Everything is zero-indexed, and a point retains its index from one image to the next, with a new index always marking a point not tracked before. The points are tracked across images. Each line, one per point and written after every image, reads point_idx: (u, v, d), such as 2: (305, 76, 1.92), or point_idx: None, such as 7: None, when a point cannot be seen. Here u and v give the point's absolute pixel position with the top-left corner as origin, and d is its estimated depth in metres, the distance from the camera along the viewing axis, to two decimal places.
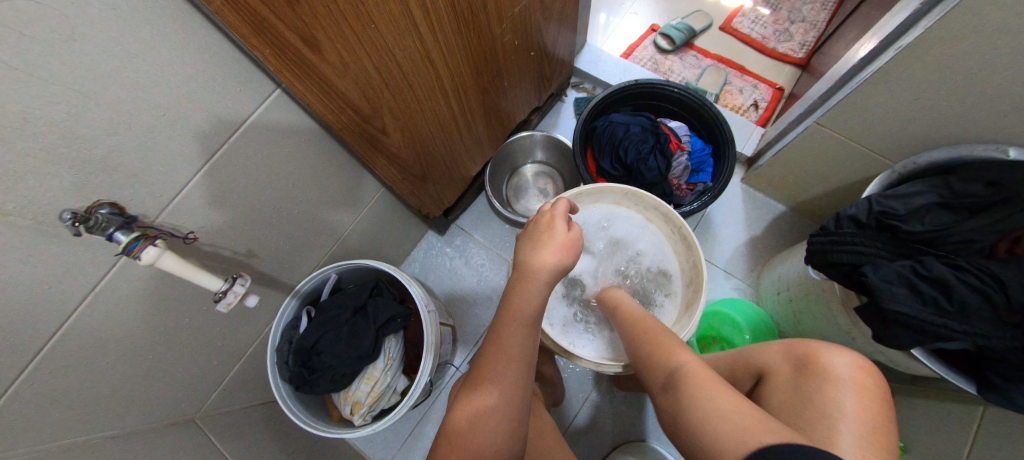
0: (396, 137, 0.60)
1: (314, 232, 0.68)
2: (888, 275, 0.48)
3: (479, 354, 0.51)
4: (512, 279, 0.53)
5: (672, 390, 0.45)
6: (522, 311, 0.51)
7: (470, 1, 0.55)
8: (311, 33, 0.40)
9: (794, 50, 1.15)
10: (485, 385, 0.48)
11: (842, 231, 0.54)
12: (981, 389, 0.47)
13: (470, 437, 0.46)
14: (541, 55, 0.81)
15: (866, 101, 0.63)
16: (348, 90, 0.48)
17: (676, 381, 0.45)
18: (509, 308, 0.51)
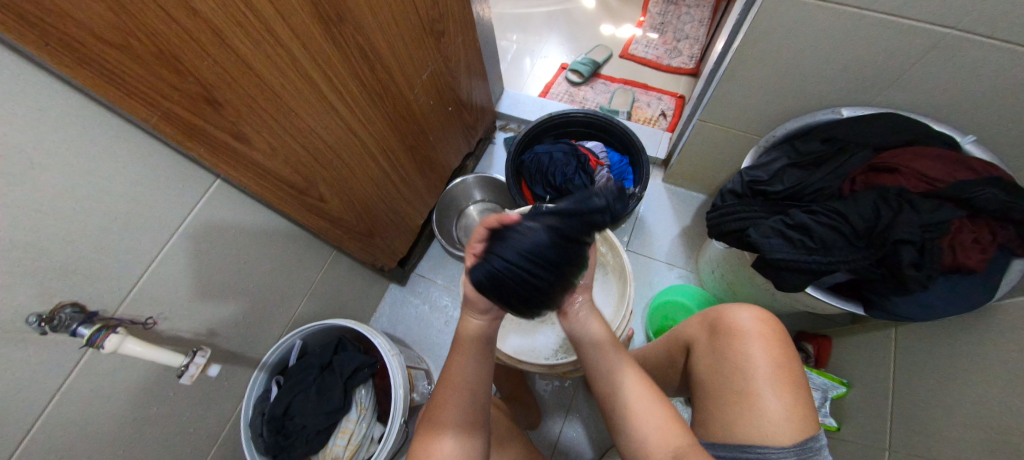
0: (334, 201, 0.67)
1: (274, 301, 0.72)
2: (765, 231, 0.57)
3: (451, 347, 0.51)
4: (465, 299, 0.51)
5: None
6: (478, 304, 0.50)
7: (379, 79, 0.66)
8: (238, 125, 0.48)
9: (685, 63, 1.32)
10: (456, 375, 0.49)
11: (728, 203, 0.64)
12: (866, 309, 0.55)
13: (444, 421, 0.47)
14: (459, 108, 0.93)
15: (728, 93, 0.76)
16: (280, 168, 0.56)
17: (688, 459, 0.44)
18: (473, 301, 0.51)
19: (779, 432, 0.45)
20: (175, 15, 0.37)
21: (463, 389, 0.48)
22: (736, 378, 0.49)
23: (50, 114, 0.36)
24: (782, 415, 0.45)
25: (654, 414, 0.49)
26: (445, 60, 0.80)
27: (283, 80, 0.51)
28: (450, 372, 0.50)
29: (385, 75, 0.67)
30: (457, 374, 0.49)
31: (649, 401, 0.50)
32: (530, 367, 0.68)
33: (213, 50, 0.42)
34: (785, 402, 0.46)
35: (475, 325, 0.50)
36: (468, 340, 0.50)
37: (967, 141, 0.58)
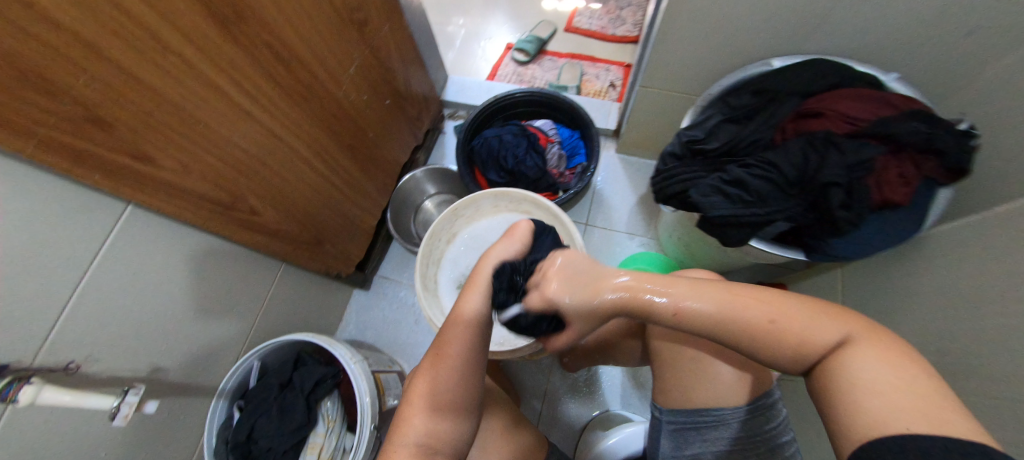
0: (269, 212, 0.64)
1: (225, 324, 0.68)
2: (705, 189, 0.57)
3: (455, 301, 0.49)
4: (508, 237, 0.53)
5: (855, 397, 0.33)
6: (487, 265, 0.50)
7: (298, 78, 0.62)
8: (137, 144, 0.44)
9: (630, 31, 1.31)
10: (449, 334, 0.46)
11: (669, 167, 0.64)
12: (807, 254, 0.56)
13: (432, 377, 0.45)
14: (398, 99, 0.89)
15: (665, 57, 0.75)
16: (198, 185, 0.52)
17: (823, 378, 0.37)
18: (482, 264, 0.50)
19: (738, 390, 0.47)
20: (29, 27, 0.33)
21: (456, 349, 0.46)
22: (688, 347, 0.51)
23: None
24: (732, 376, 0.48)
25: (780, 322, 0.39)
26: (373, 51, 0.77)
27: (182, 89, 0.47)
28: (454, 314, 0.47)
29: (304, 73, 0.63)
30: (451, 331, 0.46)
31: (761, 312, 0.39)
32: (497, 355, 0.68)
33: (89, 64, 0.38)
34: (737, 364, 0.48)
35: (482, 284, 0.49)
36: (485, 277, 0.49)
37: (891, 79, 0.59)
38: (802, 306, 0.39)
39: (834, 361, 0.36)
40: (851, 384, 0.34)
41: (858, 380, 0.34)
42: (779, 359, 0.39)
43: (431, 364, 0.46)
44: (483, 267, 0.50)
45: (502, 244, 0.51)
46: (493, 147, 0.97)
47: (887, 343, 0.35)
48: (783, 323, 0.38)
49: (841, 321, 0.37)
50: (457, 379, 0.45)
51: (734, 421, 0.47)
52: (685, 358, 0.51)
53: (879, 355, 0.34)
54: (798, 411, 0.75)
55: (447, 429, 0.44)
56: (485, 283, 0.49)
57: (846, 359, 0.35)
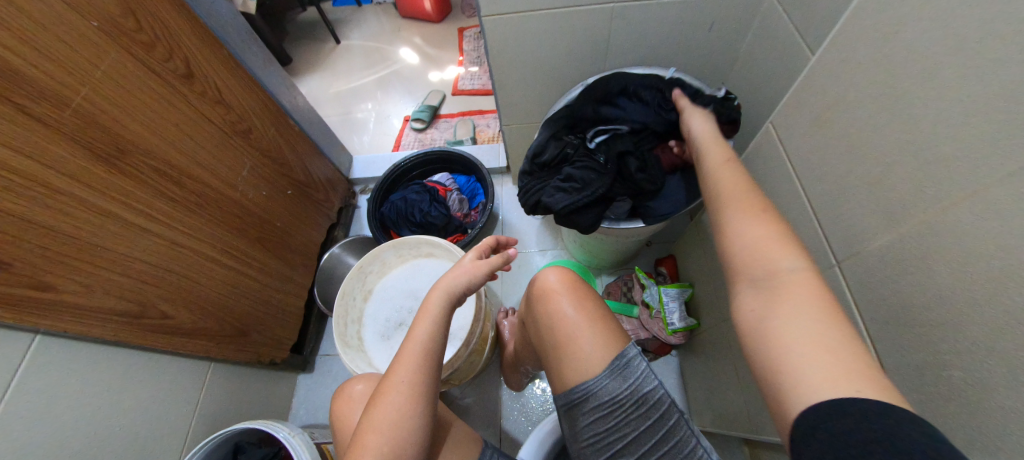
0: (183, 313, 0.69)
1: (158, 436, 0.69)
2: (549, 192, 0.70)
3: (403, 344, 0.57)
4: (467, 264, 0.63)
5: (793, 357, 0.36)
6: (430, 304, 0.59)
7: (190, 190, 0.71)
8: (38, 275, 0.50)
9: None
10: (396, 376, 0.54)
11: (525, 184, 0.76)
12: (643, 220, 0.69)
13: (381, 417, 0.51)
14: (300, 188, 1.00)
15: (511, 99, 0.91)
16: (104, 301, 0.58)
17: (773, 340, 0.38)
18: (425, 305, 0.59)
19: (591, 367, 0.55)
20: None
21: (405, 388, 0.53)
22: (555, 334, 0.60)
23: None
24: (588, 349, 0.56)
25: (750, 222, 0.44)
26: (264, 154, 0.88)
27: (79, 220, 0.54)
28: (401, 356, 0.55)
29: (195, 184, 0.72)
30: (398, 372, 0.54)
31: (746, 219, 0.45)
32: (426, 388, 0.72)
33: None
34: (591, 338, 0.57)
35: (423, 328, 0.57)
36: (432, 310, 0.58)
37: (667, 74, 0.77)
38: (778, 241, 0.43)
39: (783, 309, 0.38)
40: (786, 348, 0.37)
41: (814, 347, 0.35)
42: (755, 287, 0.41)
43: (379, 406, 0.52)
44: (430, 300, 0.59)
45: (449, 276, 0.61)
46: (399, 207, 1.08)
47: (819, 312, 0.37)
48: (748, 218, 0.45)
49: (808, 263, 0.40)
50: (408, 397, 0.53)
51: (602, 391, 0.54)
52: (553, 355, 0.60)
53: (829, 315, 0.37)
54: (709, 358, 0.84)
55: (400, 439, 0.50)
56: (432, 313, 0.58)
57: (806, 322, 0.37)
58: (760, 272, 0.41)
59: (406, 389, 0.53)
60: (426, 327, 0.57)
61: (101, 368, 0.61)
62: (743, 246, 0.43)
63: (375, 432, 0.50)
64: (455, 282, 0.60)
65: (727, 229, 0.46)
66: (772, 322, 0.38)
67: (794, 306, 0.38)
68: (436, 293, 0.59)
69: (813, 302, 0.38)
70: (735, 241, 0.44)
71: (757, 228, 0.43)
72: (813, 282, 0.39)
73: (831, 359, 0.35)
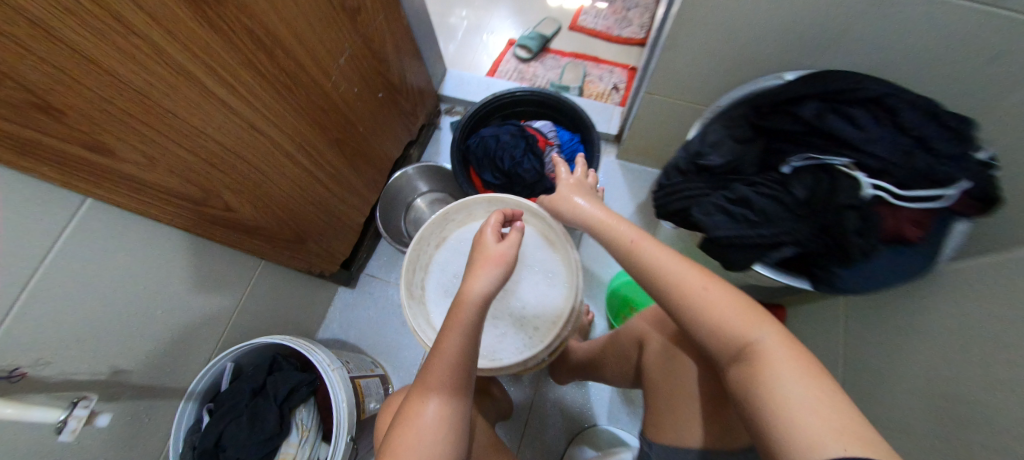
0: (246, 209, 0.60)
1: (198, 322, 0.65)
2: (707, 209, 0.54)
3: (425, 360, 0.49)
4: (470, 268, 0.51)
5: (797, 418, 0.36)
6: (462, 313, 0.47)
7: (281, 68, 0.58)
8: (99, 136, 0.40)
9: (636, 33, 1.26)
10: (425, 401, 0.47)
11: (672, 182, 0.60)
12: (813, 285, 0.52)
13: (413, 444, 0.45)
14: (391, 92, 0.86)
15: (671, 64, 0.71)
16: (167, 180, 0.48)
17: (756, 385, 0.40)
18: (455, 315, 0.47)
19: (723, 437, 0.48)
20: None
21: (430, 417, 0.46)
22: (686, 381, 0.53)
23: None
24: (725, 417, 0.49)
25: (716, 300, 0.44)
26: (365, 42, 0.73)
27: (158, 82, 0.43)
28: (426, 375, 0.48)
29: (286, 60, 0.58)
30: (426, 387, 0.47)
31: (712, 299, 0.44)
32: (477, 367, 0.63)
33: (40, 48, 0.32)
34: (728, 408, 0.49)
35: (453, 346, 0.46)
36: (466, 319, 0.47)
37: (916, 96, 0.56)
38: (731, 298, 0.44)
39: (760, 368, 0.40)
40: (781, 409, 0.37)
41: (812, 406, 0.36)
42: (727, 349, 0.43)
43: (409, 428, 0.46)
44: (461, 310, 0.47)
45: (485, 274, 0.49)
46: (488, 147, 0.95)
47: (805, 365, 0.39)
48: (708, 293, 0.45)
49: (772, 326, 0.42)
50: (438, 425, 0.46)
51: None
52: (673, 398, 0.53)
53: (815, 377, 0.38)
54: None
55: None
56: (464, 322, 0.47)
57: (789, 378, 0.38)
58: (731, 349, 0.43)
59: (439, 417, 0.46)
60: (457, 340, 0.46)
61: (154, 244, 0.54)
62: (710, 327, 0.44)
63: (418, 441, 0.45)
64: (483, 284, 0.48)
65: (690, 309, 0.45)
66: (767, 379, 0.39)
67: (768, 352, 0.41)
68: (471, 300, 0.47)
69: (795, 366, 0.39)
70: (690, 306, 0.45)
71: (714, 295, 0.45)
72: (778, 333, 0.42)
73: (821, 405, 0.36)
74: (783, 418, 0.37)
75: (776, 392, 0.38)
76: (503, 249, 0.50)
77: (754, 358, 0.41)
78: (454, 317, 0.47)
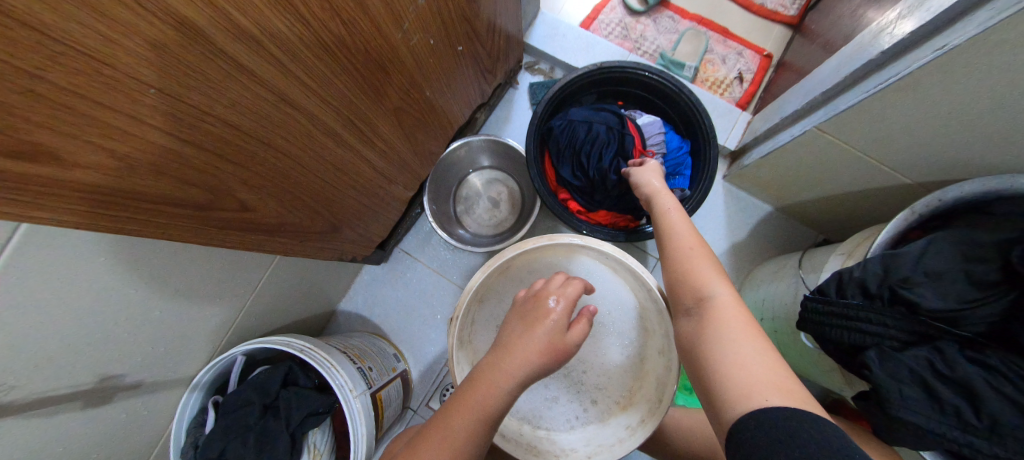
0: (267, 203, 0.45)
1: (208, 311, 0.54)
2: (897, 372, 0.37)
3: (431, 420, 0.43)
4: (512, 328, 0.47)
5: (736, 372, 0.35)
6: (489, 398, 0.41)
7: (340, 15, 0.38)
8: (38, 141, 0.22)
9: (785, 6, 0.95)
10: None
11: (845, 298, 0.42)
12: None
13: None
14: (470, 45, 0.64)
15: (881, 110, 0.50)
16: (156, 185, 0.31)
17: (694, 342, 0.41)
18: (478, 391, 0.42)
19: None
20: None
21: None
22: None
23: None
24: None
25: (699, 262, 0.46)
26: None
27: (148, 43, 0.24)
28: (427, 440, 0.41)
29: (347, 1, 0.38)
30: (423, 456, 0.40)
31: (699, 258, 0.47)
32: (505, 431, 0.52)
33: None
34: None
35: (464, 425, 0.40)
36: (491, 407, 0.41)
37: None
38: (714, 270, 0.45)
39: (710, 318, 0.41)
40: (723, 363, 0.37)
41: (753, 362, 0.36)
42: (688, 299, 0.44)
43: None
44: (487, 393, 0.41)
45: (524, 361, 0.43)
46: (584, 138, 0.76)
47: (759, 333, 0.39)
48: (695, 256, 0.47)
49: (736, 294, 0.42)
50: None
51: None
52: None
53: (768, 349, 0.37)
54: None
55: None
56: (488, 409, 0.41)
57: (741, 337, 0.38)
58: (685, 305, 0.44)
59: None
60: (471, 421, 0.40)
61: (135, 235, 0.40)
62: (684, 279, 0.46)
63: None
64: (525, 371, 0.43)
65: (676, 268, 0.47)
66: (715, 337, 0.39)
67: (730, 310, 0.41)
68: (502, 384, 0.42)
69: (755, 343, 0.38)
70: (679, 259, 0.48)
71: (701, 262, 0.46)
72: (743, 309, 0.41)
73: (758, 356, 0.36)
74: (720, 367, 0.37)
75: (722, 349, 0.38)
76: (564, 341, 0.45)
77: (702, 309, 0.42)
78: (476, 398, 0.41)
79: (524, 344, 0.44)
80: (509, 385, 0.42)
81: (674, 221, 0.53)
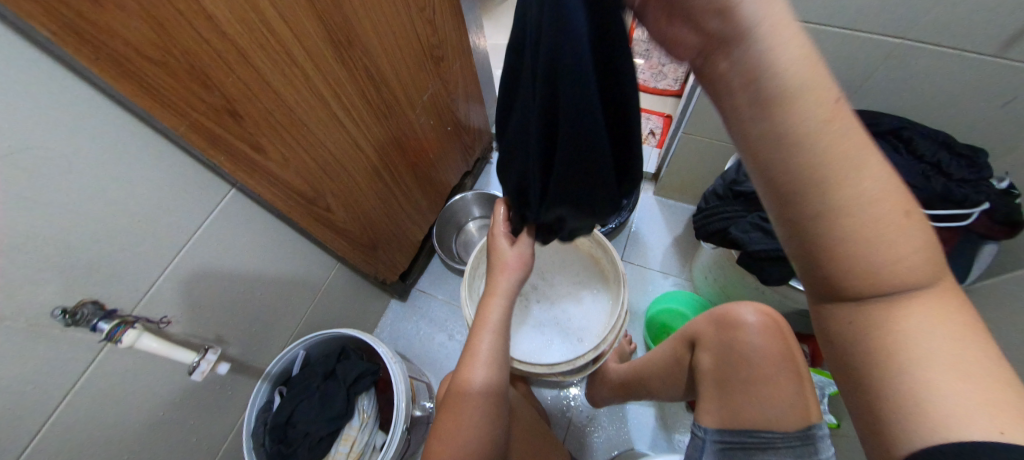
0: (340, 212, 0.71)
1: (279, 311, 0.74)
2: (745, 227, 0.62)
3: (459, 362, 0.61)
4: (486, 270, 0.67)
5: (934, 395, 0.26)
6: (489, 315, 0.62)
7: (384, 98, 0.72)
8: (256, 137, 0.52)
9: (670, 86, 1.39)
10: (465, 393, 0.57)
11: (712, 205, 0.69)
12: None
13: (455, 434, 0.54)
14: (458, 128, 1.01)
15: (706, 107, 0.81)
16: (292, 179, 0.60)
17: (889, 354, 0.28)
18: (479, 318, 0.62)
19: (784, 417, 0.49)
20: (198, 19, 0.40)
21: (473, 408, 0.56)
22: (740, 367, 0.54)
23: (91, 120, 0.40)
24: (783, 410, 0.49)
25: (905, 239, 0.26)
26: (444, 84, 0.88)
27: (297, 97, 0.55)
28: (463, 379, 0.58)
29: (387, 94, 0.72)
30: (468, 374, 0.59)
31: (902, 228, 0.26)
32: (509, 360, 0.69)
33: (237, 66, 0.46)
34: (784, 394, 0.50)
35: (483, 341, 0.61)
36: (493, 313, 0.61)
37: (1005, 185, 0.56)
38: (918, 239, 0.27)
39: (915, 334, 0.27)
40: (916, 383, 0.27)
41: (964, 375, 0.26)
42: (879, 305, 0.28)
43: (449, 427, 0.55)
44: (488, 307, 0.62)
45: (501, 280, 0.63)
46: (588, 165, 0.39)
47: (962, 324, 0.28)
48: (902, 238, 0.26)
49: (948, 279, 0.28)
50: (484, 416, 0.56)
51: (785, 449, 0.47)
52: (734, 385, 0.53)
53: (971, 339, 0.27)
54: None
55: (475, 442, 0.54)
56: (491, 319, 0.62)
57: (928, 319, 0.27)
58: (868, 301, 0.28)
59: (480, 405, 0.56)
60: (488, 335, 0.60)
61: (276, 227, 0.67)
62: (883, 272, 0.27)
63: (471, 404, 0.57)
64: (502, 285, 0.63)
65: (836, 248, 0.26)
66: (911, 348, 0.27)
67: (927, 309, 0.28)
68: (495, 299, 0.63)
69: (963, 345, 0.27)
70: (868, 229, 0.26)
71: (903, 232, 0.26)
72: (948, 298, 0.28)
73: (965, 361, 0.27)
74: (917, 381, 0.27)
75: (911, 365, 0.27)
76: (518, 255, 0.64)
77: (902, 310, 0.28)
78: (482, 314, 0.62)
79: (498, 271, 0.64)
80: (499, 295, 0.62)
81: (841, 136, 0.25)
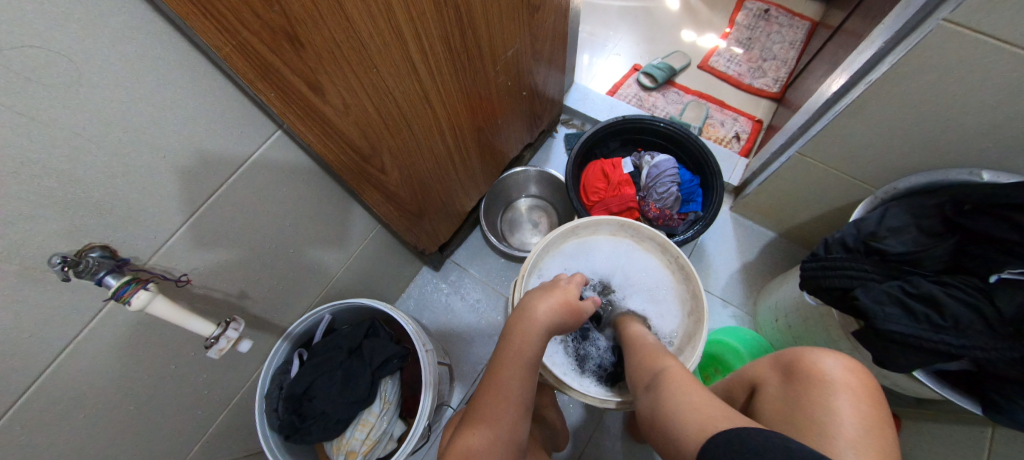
0: (394, 174, 0.61)
1: (311, 269, 0.66)
2: (879, 296, 0.50)
3: (476, 395, 0.50)
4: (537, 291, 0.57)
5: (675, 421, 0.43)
6: (523, 351, 0.51)
7: (467, 47, 0.59)
8: (317, 76, 0.41)
9: (769, 85, 1.20)
10: (477, 445, 0.45)
11: (833, 256, 0.57)
12: (987, 411, 0.46)
13: None
14: (532, 94, 0.87)
15: (842, 131, 0.66)
16: (350, 131, 0.49)
17: (656, 392, 0.48)
18: (505, 350, 0.51)
19: None
20: None
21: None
22: (809, 430, 0.41)
23: (110, 22, 0.29)
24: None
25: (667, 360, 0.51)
26: (533, 37, 0.74)
27: (374, 30, 0.43)
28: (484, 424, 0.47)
29: (470, 43, 0.59)
30: (486, 417, 0.47)
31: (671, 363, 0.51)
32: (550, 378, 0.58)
33: None
34: None
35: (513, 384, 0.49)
36: (526, 350, 0.51)
37: None
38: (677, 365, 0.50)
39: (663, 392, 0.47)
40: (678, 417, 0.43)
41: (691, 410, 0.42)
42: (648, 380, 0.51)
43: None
44: (527, 333, 0.52)
45: (546, 305, 0.54)
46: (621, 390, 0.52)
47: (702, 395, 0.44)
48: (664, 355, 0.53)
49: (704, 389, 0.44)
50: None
51: None
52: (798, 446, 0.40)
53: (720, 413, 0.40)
54: None
55: None
56: (524, 356, 0.51)
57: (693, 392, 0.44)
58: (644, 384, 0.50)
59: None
60: (518, 371, 0.50)
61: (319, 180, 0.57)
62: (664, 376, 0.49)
63: (508, 400, 0.48)
64: (548, 318, 0.53)
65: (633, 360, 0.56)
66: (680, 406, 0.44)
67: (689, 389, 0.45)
68: (535, 326, 0.52)
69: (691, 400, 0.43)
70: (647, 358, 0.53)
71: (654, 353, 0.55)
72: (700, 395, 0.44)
73: (693, 405, 0.43)
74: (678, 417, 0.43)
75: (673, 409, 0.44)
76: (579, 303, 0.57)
77: (655, 387, 0.48)
78: (515, 341, 0.52)
79: (545, 297, 0.55)
80: (541, 326, 0.52)
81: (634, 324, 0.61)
